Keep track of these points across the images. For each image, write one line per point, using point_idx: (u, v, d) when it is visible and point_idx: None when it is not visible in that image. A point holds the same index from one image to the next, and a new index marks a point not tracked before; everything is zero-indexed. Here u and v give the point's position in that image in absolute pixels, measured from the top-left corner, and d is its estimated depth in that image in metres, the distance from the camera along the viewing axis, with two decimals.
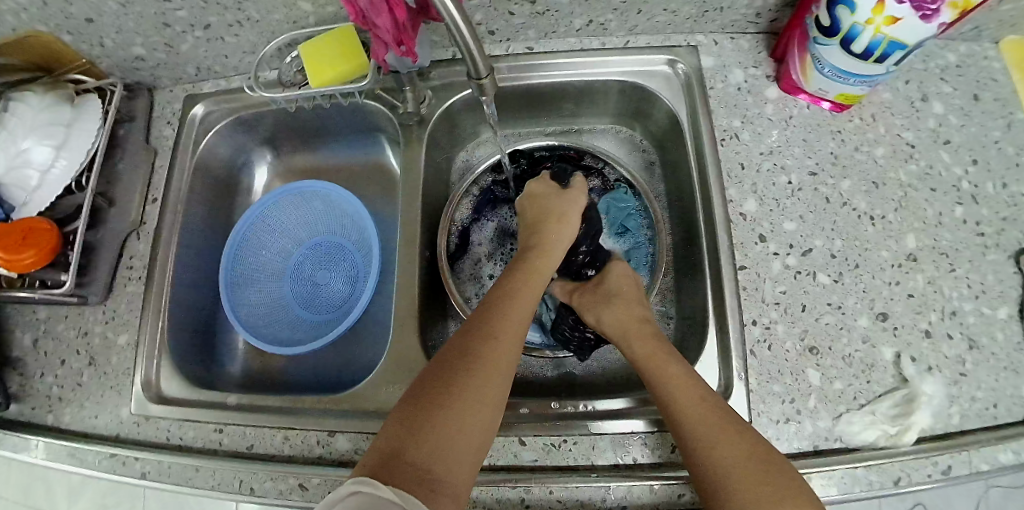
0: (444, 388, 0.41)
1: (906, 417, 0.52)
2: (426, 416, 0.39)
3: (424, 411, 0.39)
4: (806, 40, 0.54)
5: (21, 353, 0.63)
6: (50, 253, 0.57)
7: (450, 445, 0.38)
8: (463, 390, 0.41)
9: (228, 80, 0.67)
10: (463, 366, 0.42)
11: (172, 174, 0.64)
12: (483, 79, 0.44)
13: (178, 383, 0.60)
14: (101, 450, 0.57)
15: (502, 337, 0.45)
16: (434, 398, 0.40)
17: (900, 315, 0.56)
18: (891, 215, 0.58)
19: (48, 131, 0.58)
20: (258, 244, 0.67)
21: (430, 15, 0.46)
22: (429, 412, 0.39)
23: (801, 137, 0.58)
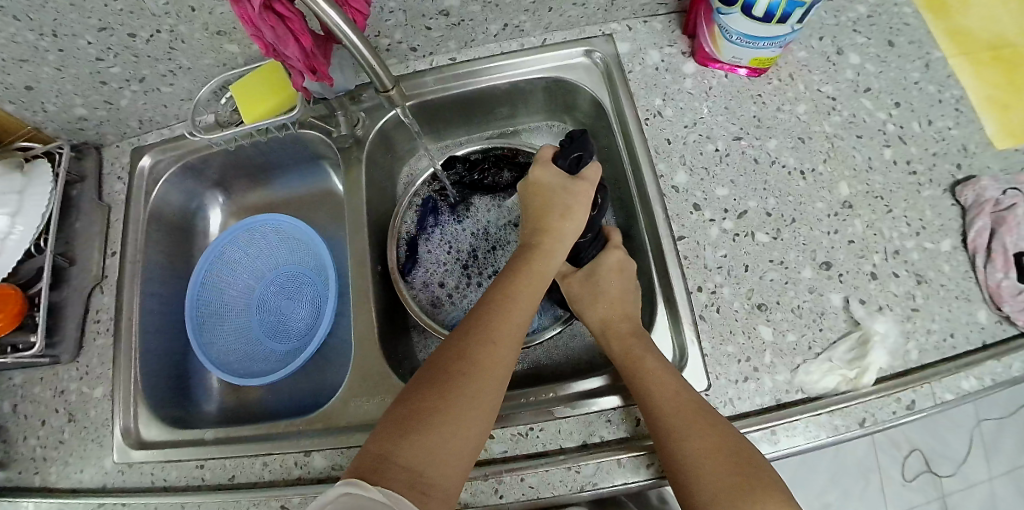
0: (447, 391, 0.42)
1: (862, 358, 0.54)
2: (423, 416, 0.41)
3: (423, 411, 0.41)
4: (710, 12, 0.57)
5: (1, 420, 0.64)
6: (16, 317, 0.59)
7: (447, 448, 0.40)
8: (463, 393, 0.42)
9: (170, 129, 0.70)
10: (462, 371, 0.44)
11: (127, 225, 0.66)
12: (391, 89, 0.46)
13: (157, 426, 0.61)
14: (89, 503, 0.58)
15: (500, 343, 0.46)
16: (432, 400, 0.42)
17: (844, 261, 0.57)
18: (820, 167, 0.59)
19: (0, 201, 0.60)
20: (220, 283, 0.68)
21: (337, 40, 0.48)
22: (426, 412, 0.41)
23: (723, 106, 0.60)
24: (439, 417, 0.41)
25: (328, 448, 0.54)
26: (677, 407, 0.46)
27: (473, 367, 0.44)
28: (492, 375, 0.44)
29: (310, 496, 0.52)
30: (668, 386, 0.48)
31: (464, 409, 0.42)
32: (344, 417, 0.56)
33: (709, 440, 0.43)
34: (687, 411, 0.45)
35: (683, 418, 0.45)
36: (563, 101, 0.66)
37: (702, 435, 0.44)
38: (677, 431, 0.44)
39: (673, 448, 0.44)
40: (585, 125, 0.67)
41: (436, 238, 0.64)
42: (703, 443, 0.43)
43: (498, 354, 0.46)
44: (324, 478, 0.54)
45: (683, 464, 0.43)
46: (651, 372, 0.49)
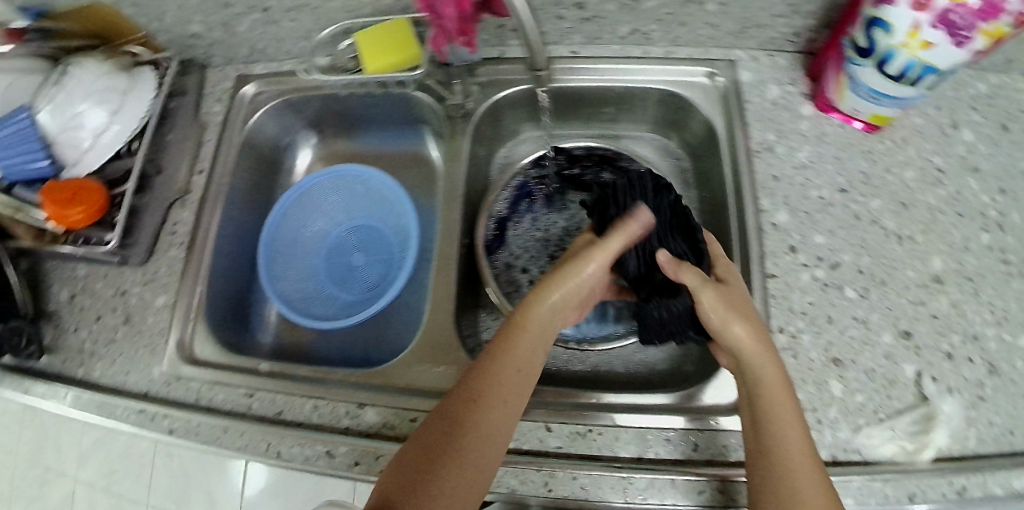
0: (448, 442, 0.42)
1: (925, 434, 0.53)
2: (417, 486, 0.40)
3: (428, 464, 0.41)
4: (841, 60, 0.56)
5: (57, 308, 0.65)
6: (98, 211, 0.60)
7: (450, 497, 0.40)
8: (466, 445, 0.42)
9: (279, 62, 0.70)
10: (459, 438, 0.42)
11: (220, 147, 0.66)
12: None
13: (212, 347, 0.62)
14: (130, 406, 0.59)
15: (502, 406, 0.45)
16: (434, 453, 0.42)
17: (923, 334, 0.57)
18: (917, 236, 0.59)
19: (104, 98, 0.60)
20: (298, 223, 0.68)
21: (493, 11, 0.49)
22: (429, 467, 0.41)
23: (833, 155, 0.60)
24: (440, 473, 0.40)
25: (384, 405, 0.54)
26: (784, 418, 0.43)
27: (473, 416, 0.43)
28: (496, 421, 0.44)
29: (357, 449, 0.52)
30: (783, 391, 0.44)
31: (463, 464, 0.41)
32: (404, 379, 0.57)
33: (808, 462, 0.41)
34: (809, 470, 0.41)
35: (791, 431, 0.42)
36: (675, 116, 0.65)
37: (805, 455, 0.41)
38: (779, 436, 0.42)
39: (773, 451, 0.42)
40: (687, 146, 0.67)
41: (526, 223, 0.64)
42: (802, 461, 0.41)
43: (495, 397, 0.44)
44: (372, 433, 0.53)
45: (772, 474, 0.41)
46: (783, 415, 0.43)
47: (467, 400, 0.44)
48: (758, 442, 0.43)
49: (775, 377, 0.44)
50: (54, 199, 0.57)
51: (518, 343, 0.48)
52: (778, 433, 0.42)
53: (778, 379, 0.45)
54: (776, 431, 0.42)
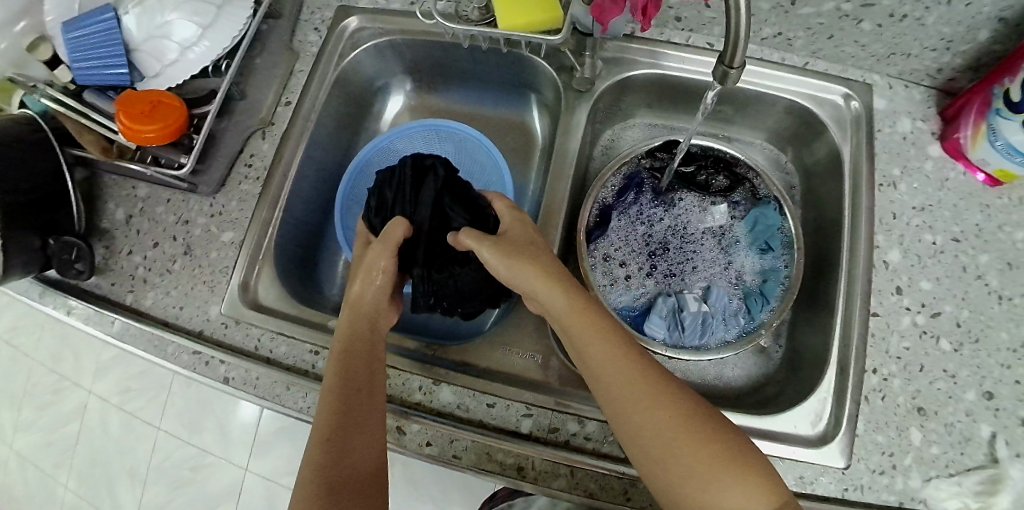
0: (347, 420, 0.42)
1: (990, 495, 0.53)
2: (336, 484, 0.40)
3: (336, 443, 0.41)
4: (987, 108, 0.54)
5: (112, 226, 0.62)
6: (174, 131, 0.55)
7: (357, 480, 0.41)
8: (362, 425, 0.42)
9: (387, 0, 0.62)
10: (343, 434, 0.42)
11: (313, 81, 0.61)
12: (733, 70, 0.39)
13: (275, 293, 0.58)
14: (182, 345, 0.56)
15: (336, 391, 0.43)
16: (342, 433, 0.42)
17: (1005, 397, 0.56)
18: (1018, 298, 0.57)
19: (196, 8, 0.55)
20: (380, 175, 0.64)
21: None
22: (336, 445, 0.41)
23: (952, 202, 0.58)
24: (345, 452, 0.41)
25: (460, 385, 0.52)
26: (625, 403, 0.41)
27: (364, 403, 0.43)
28: (369, 404, 0.43)
29: (428, 428, 0.50)
30: (625, 371, 0.42)
31: (360, 442, 0.42)
32: (484, 360, 0.54)
33: (678, 444, 0.38)
34: (663, 429, 0.39)
35: (641, 414, 0.40)
36: (805, 133, 0.63)
37: (657, 438, 0.39)
38: (628, 414, 0.40)
39: (642, 433, 0.40)
40: (806, 167, 0.66)
41: (630, 215, 0.63)
42: (668, 443, 0.39)
43: (358, 382, 0.44)
44: (446, 412, 0.51)
45: (659, 458, 0.39)
46: (608, 379, 0.42)
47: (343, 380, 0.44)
48: (618, 426, 0.41)
49: (610, 354, 0.43)
50: (130, 113, 0.53)
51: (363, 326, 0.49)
52: (633, 418, 0.40)
53: (615, 358, 0.43)
54: (626, 412, 0.41)
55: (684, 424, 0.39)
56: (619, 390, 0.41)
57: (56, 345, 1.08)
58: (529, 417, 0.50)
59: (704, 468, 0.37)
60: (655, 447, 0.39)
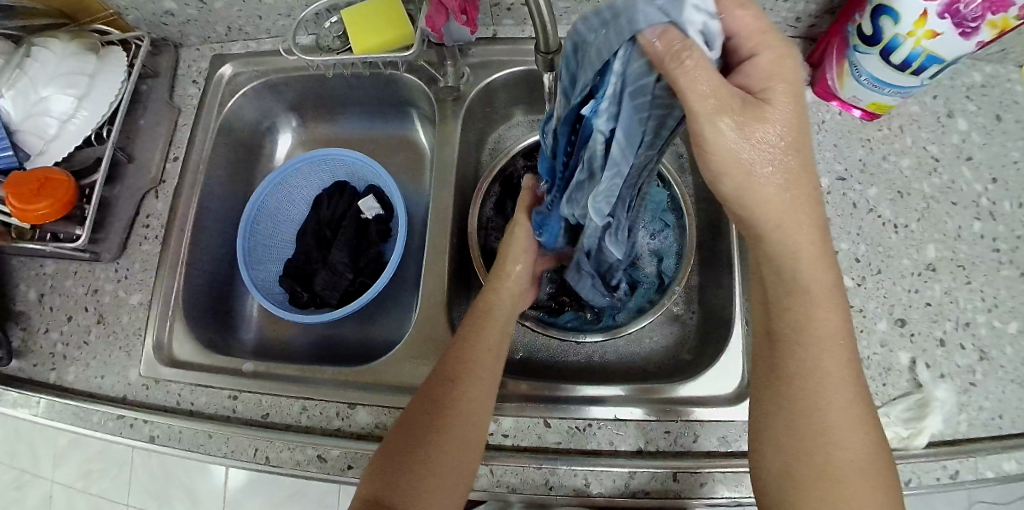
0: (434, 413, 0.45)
1: (919, 420, 0.53)
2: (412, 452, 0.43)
3: (414, 435, 0.44)
4: (844, 47, 0.57)
5: (26, 307, 0.61)
6: (65, 206, 0.55)
7: (440, 463, 0.43)
8: (444, 420, 0.44)
9: (257, 42, 0.67)
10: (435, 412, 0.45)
11: (195, 135, 0.64)
12: (551, 53, 0.43)
13: (191, 347, 0.59)
14: (107, 412, 0.55)
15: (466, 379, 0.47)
16: (420, 428, 0.44)
17: (918, 321, 0.57)
18: (913, 224, 0.60)
19: (71, 81, 0.56)
20: (278, 211, 0.71)
21: None
22: (426, 435, 0.44)
23: (832, 142, 0.62)
24: (433, 444, 0.43)
25: (375, 404, 0.53)
26: (836, 423, 0.39)
27: (455, 398, 0.45)
28: (471, 402, 0.46)
29: (349, 452, 0.50)
30: (844, 394, 0.40)
31: (456, 439, 0.44)
32: (396, 376, 0.55)
33: (858, 477, 0.39)
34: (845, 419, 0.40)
35: (845, 436, 0.39)
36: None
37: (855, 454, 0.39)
38: (827, 433, 0.39)
39: (834, 455, 0.39)
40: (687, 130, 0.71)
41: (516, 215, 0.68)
42: (856, 470, 0.39)
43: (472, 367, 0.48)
44: (364, 434, 0.52)
45: (824, 461, 0.39)
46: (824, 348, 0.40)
47: (450, 379, 0.47)
48: (789, 430, 0.40)
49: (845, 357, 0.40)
50: (18, 195, 0.52)
51: (489, 331, 0.50)
52: (827, 421, 0.39)
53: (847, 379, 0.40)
54: (816, 418, 0.40)
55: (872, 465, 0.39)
56: (825, 401, 0.39)
57: (8, 441, 1.09)
58: None
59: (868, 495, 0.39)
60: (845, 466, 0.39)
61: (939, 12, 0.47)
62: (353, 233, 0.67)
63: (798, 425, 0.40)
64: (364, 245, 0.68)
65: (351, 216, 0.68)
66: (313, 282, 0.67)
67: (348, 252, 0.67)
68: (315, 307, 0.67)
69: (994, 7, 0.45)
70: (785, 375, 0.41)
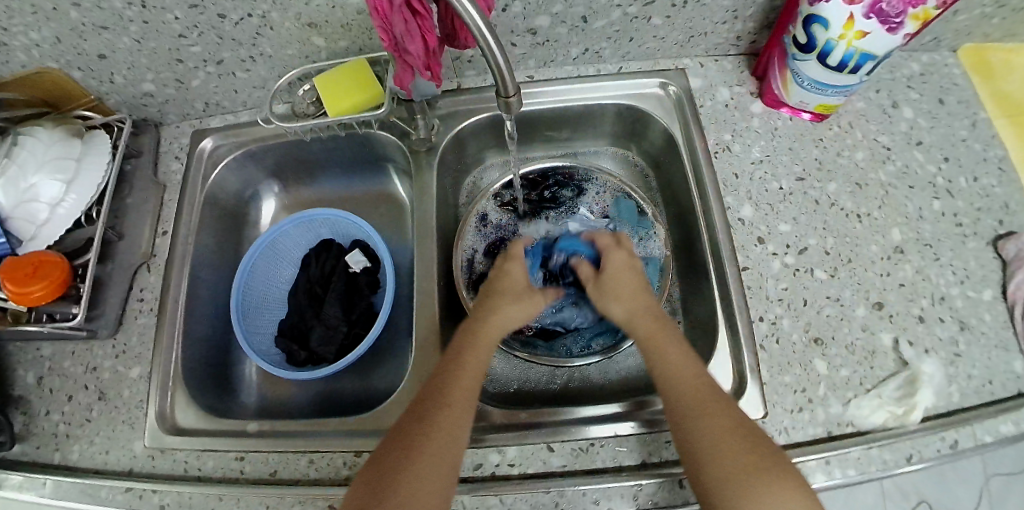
0: (388, 457, 0.45)
1: (911, 398, 0.55)
2: (377, 479, 0.44)
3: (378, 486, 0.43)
4: (785, 56, 0.61)
5: (25, 392, 0.61)
6: (60, 286, 0.56)
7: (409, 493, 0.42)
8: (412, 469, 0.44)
9: (235, 115, 0.71)
10: (417, 432, 0.46)
11: (184, 200, 0.67)
12: (511, 97, 0.46)
13: (194, 413, 0.60)
14: (115, 485, 0.55)
15: (454, 405, 0.48)
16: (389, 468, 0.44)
17: (895, 302, 0.60)
18: (876, 212, 0.63)
19: (59, 166, 0.58)
20: (267, 274, 0.73)
21: (457, 43, 0.50)
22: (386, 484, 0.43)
23: (786, 146, 0.66)
24: (405, 487, 0.43)
25: None
26: (687, 415, 0.47)
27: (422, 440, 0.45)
28: (438, 425, 0.46)
29: None
30: (695, 383, 0.49)
31: (434, 454, 0.45)
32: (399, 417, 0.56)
33: (747, 455, 0.44)
34: (719, 412, 0.47)
35: (712, 425, 0.46)
36: (639, 126, 0.73)
37: (741, 453, 0.44)
38: (710, 414, 0.47)
39: (701, 430, 0.46)
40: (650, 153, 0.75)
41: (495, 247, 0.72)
42: (726, 447, 0.44)
43: (454, 403, 0.48)
44: None
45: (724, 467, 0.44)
46: (670, 358, 0.52)
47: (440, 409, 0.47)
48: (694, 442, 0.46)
49: (689, 372, 0.50)
50: (14, 278, 0.54)
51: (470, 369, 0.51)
52: (705, 428, 0.46)
53: (720, 406, 0.47)
54: (691, 415, 0.47)
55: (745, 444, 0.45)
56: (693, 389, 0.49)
57: None
58: None
59: (762, 482, 0.42)
60: (711, 441, 0.45)
61: (864, 13, 0.51)
62: (343, 286, 0.69)
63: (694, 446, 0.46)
64: (356, 297, 0.70)
65: (340, 272, 0.70)
66: (309, 339, 0.67)
67: (340, 305, 0.68)
68: (313, 365, 0.67)
69: (914, 3, 0.48)
70: (678, 414, 0.48)
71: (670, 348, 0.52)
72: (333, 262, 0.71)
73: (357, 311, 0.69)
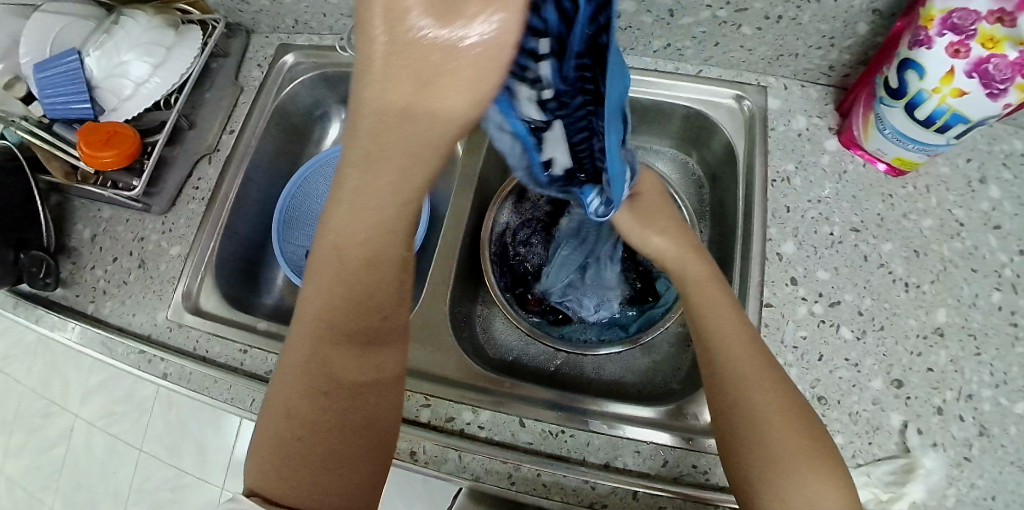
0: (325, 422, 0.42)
1: (902, 485, 0.53)
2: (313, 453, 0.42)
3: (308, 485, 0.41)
4: (872, 99, 0.57)
5: (79, 245, 0.68)
6: (128, 157, 0.61)
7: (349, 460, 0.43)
8: (327, 442, 0.42)
9: (320, 37, 0.74)
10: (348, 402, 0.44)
11: (253, 110, 0.72)
12: None
13: (216, 300, 0.65)
14: (131, 346, 0.61)
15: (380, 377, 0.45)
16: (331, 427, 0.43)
17: (916, 385, 0.56)
18: (926, 285, 0.59)
19: (149, 50, 0.63)
20: (314, 191, 0.77)
21: None
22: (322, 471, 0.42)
23: (851, 193, 0.62)
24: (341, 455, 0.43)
25: None
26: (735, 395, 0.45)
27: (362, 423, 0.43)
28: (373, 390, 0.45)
29: None
30: (750, 354, 0.46)
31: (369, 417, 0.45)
32: None
33: (793, 436, 0.42)
34: (772, 392, 0.44)
35: (762, 397, 0.44)
36: (704, 134, 0.71)
37: (796, 447, 0.41)
38: (748, 388, 0.44)
39: (750, 407, 0.43)
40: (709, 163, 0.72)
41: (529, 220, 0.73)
42: (784, 426, 0.42)
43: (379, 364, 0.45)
44: None
45: (766, 427, 0.42)
46: (719, 319, 0.48)
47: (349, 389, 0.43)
48: (741, 408, 0.44)
49: (742, 337, 0.47)
50: (90, 141, 0.59)
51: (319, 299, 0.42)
52: (755, 397, 0.44)
53: (771, 386, 0.45)
54: (734, 376, 0.45)
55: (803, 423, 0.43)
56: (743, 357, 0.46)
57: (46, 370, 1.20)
58: (427, 408, 0.55)
59: (798, 456, 0.41)
60: (763, 418, 0.43)
61: (966, 70, 0.47)
62: None
63: (737, 414, 0.44)
64: None
65: None
66: None
67: None
68: None
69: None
70: (732, 378, 0.45)
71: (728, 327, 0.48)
72: None
73: None
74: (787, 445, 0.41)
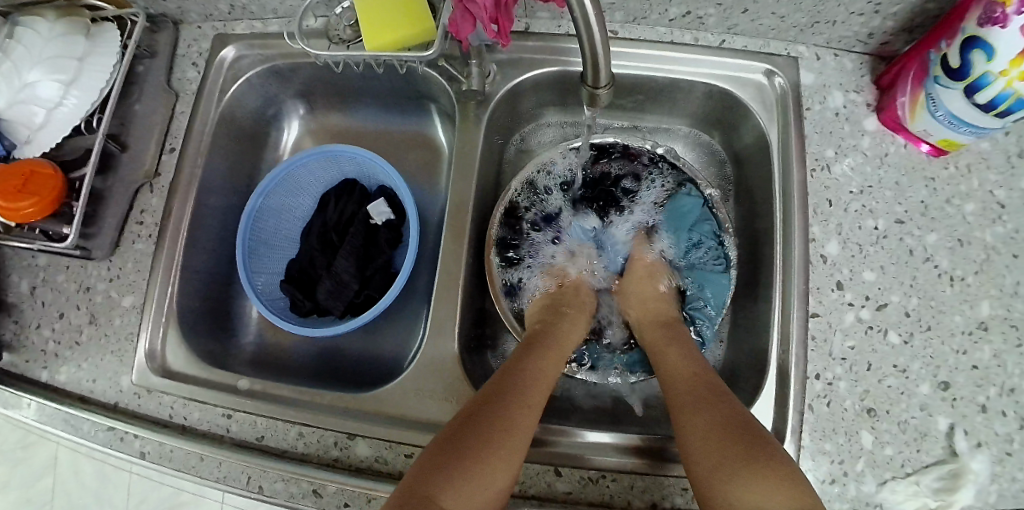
0: (463, 444, 0.41)
1: (950, 492, 0.49)
2: (453, 456, 0.40)
3: (432, 478, 0.38)
4: (924, 77, 0.50)
5: (17, 301, 0.58)
6: (53, 204, 0.51)
7: (479, 474, 0.39)
8: (445, 448, 0.40)
9: (264, 22, 0.62)
10: (488, 423, 0.42)
11: (195, 121, 0.60)
12: (601, 89, 0.38)
13: (185, 356, 0.56)
14: (98, 421, 0.53)
15: (527, 404, 0.45)
16: (469, 436, 0.41)
17: (962, 385, 0.52)
18: (970, 277, 0.54)
19: (56, 65, 0.51)
20: (280, 207, 0.67)
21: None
22: (449, 469, 0.39)
23: (893, 180, 0.57)
24: (465, 468, 0.39)
25: (377, 438, 0.50)
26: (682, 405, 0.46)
27: (500, 428, 0.42)
28: (525, 424, 0.44)
29: (347, 489, 0.48)
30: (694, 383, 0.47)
31: (510, 443, 0.42)
32: (397, 407, 0.51)
33: (727, 444, 0.41)
34: (715, 407, 0.44)
35: (694, 415, 0.44)
36: (730, 116, 0.64)
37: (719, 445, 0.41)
38: (698, 406, 0.44)
39: (688, 423, 0.44)
40: (736, 149, 0.66)
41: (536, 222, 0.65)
42: (711, 434, 0.42)
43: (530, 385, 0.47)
44: (362, 468, 0.49)
45: (695, 429, 0.43)
46: (673, 367, 0.51)
47: (507, 372, 0.48)
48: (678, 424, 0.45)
49: (689, 374, 0.49)
50: (3, 192, 0.48)
51: (544, 368, 0.50)
52: (685, 419, 0.44)
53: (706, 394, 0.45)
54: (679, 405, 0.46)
55: (744, 436, 0.41)
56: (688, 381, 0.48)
57: None
58: None
59: (731, 458, 0.40)
60: (701, 424, 0.43)
61: None
62: (361, 240, 0.63)
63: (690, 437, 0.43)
64: (373, 254, 0.63)
65: (359, 222, 0.64)
66: (316, 290, 0.63)
67: (354, 261, 0.62)
68: (318, 315, 0.63)
69: None
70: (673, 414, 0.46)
71: (678, 367, 0.50)
72: (351, 210, 0.65)
73: (371, 269, 0.63)
74: (718, 465, 0.40)
